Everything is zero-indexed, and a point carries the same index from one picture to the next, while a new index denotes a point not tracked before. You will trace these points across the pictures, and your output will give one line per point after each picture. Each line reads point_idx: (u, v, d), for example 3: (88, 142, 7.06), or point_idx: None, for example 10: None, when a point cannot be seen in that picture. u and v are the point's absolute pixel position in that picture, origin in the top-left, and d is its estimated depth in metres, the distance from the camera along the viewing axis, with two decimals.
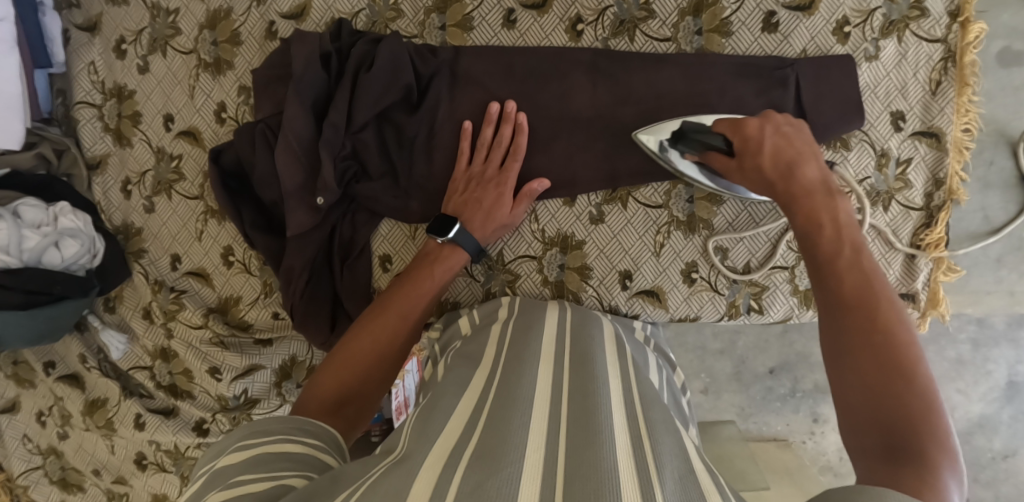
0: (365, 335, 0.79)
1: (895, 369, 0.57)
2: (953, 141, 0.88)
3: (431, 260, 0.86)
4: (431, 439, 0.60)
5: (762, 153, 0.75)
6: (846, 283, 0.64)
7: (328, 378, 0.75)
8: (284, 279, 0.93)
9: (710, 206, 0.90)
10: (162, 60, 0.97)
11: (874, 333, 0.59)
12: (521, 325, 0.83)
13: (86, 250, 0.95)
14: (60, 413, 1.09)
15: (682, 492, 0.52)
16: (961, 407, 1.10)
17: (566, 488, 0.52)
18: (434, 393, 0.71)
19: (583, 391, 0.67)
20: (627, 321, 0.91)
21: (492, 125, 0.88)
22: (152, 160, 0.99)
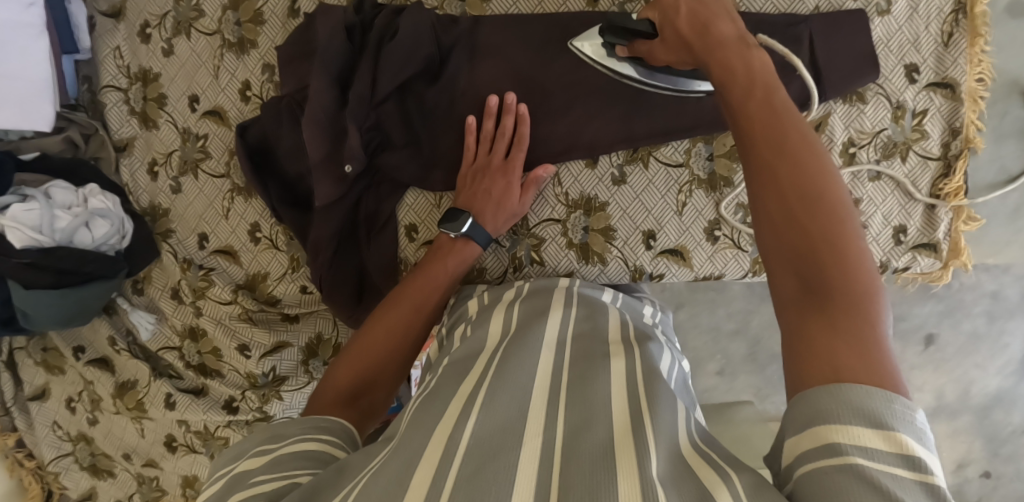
0: (377, 328, 0.82)
1: (826, 249, 0.53)
2: (967, 91, 0.89)
3: (440, 253, 0.89)
4: (431, 425, 0.61)
5: (680, 19, 0.69)
6: (765, 147, 0.57)
7: (341, 369, 0.78)
8: (311, 251, 0.95)
9: (729, 164, 0.91)
10: (187, 42, 0.99)
11: (786, 174, 0.56)
12: (529, 310, 0.83)
13: (115, 230, 0.96)
14: (89, 398, 1.09)
15: (672, 469, 0.53)
16: (979, 382, 1.13)
17: (563, 470, 0.54)
18: (438, 378, 0.71)
19: (583, 375, 0.68)
20: (636, 306, 0.92)
21: (494, 117, 0.90)
22: (178, 141, 1.01)
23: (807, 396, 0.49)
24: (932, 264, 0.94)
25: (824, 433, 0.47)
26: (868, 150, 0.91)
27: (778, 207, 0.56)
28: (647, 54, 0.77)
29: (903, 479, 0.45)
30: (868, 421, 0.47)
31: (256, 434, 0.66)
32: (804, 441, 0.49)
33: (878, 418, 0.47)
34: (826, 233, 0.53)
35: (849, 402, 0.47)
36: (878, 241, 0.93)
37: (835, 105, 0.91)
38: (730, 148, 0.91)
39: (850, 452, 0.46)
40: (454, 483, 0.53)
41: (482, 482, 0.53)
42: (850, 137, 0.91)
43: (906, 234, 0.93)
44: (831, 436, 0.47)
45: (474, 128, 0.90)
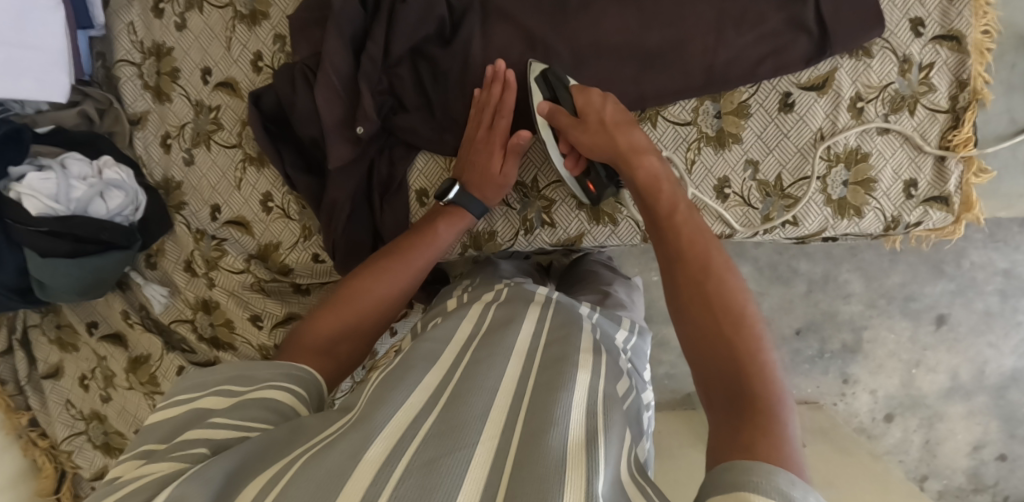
0: (361, 284, 0.83)
1: (739, 358, 0.63)
2: (973, 42, 0.90)
3: (432, 219, 0.90)
4: (389, 410, 0.60)
5: (602, 124, 0.86)
6: (686, 280, 0.71)
7: (321, 322, 0.78)
8: (326, 215, 0.95)
9: (737, 121, 0.92)
10: (199, 16, 1.01)
11: (706, 285, 0.69)
12: (501, 318, 0.79)
13: (130, 201, 0.98)
14: (102, 375, 1.08)
15: (610, 492, 0.53)
16: (986, 360, 1.42)
17: (516, 469, 0.54)
18: (395, 366, 0.70)
19: (554, 379, 0.66)
20: (610, 331, 0.87)
21: (486, 86, 0.90)
22: (190, 113, 1.02)
23: (725, 472, 0.53)
24: (944, 218, 0.93)
25: (743, 494, 0.50)
26: (876, 105, 0.92)
27: (698, 328, 0.67)
28: (567, 125, 0.87)
29: None
30: (780, 495, 0.50)
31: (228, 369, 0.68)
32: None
33: (785, 491, 0.50)
34: (739, 334, 0.64)
35: (767, 477, 0.51)
36: (889, 195, 0.93)
37: (841, 60, 0.91)
38: (738, 105, 0.92)
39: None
40: (407, 468, 0.53)
41: (434, 471, 0.53)
42: (858, 92, 0.91)
43: (916, 188, 0.93)
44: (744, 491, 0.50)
45: (474, 99, 0.91)
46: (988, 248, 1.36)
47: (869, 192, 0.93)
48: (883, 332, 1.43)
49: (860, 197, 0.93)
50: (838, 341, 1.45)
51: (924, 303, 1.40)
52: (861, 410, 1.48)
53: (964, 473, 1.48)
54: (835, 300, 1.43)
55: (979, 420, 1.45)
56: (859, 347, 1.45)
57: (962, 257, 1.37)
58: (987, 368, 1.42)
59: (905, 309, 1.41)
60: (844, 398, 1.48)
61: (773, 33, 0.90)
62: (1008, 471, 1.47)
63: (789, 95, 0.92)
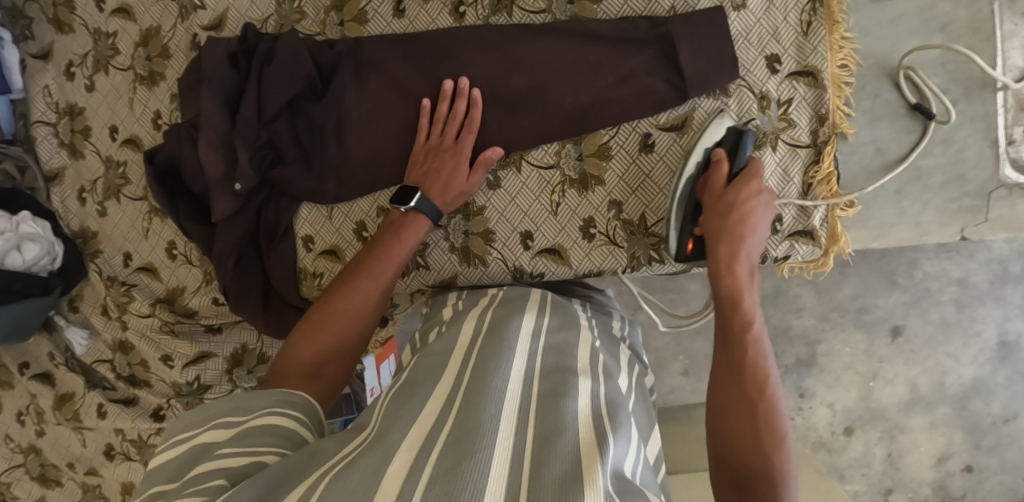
0: (337, 305, 0.84)
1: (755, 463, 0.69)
2: (830, 77, 0.90)
3: (395, 231, 0.90)
4: (405, 426, 0.64)
5: (731, 209, 0.83)
6: (738, 391, 0.73)
7: (305, 342, 0.82)
8: (215, 261, 1.01)
9: (599, 163, 0.94)
10: (106, 78, 1.08)
11: (760, 405, 0.72)
12: (497, 318, 0.85)
13: (45, 252, 1.05)
14: (35, 411, 1.17)
15: (620, 486, 0.56)
16: (954, 370, 1.40)
17: (537, 472, 0.56)
18: (407, 379, 0.75)
19: (553, 393, 0.69)
20: (607, 321, 0.97)
21: (448, 100, 0.92)
22: (102, 168, 1.10)
23: None
24: (812, 251, 0.94)
25: None
26: None
27: (732, 429, 0.72)
28: (714, 186, 0.86)
29: None
30: None
31: (224, 406, 0.70)
32: None
33: None
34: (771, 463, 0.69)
35: None
36: None
37: (700, 100, 0.92)
38: (600, 147, 0.94)
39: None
40: (429, 478, 0.55)
41: (457, 475, 0.54)
42: None
43: (781, 223, 0.93)
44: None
45: (428, 110, 0.93)
46: (942, 258, 1.37)
47: None
48: (840, 345, 1.45)
49: None
50: (792, 355, 1.47)
51: (878, 315, 1.41)
52: (819, 423, 1.47)
53: (931, 486, 1.45)
54: (786, 314, 1.46)
55: (942, 432, 1.42)
56: (814, 361, 1.46)
57: (915, 268, 1.38)
58: (947, 379, 1.41)
59: (859, 321, 1.42)
60: (801, 412, 1.49)
61: (629, 75, 0.91)
62: (975, 482, 1.43)
63: (649, 136, 0.93)
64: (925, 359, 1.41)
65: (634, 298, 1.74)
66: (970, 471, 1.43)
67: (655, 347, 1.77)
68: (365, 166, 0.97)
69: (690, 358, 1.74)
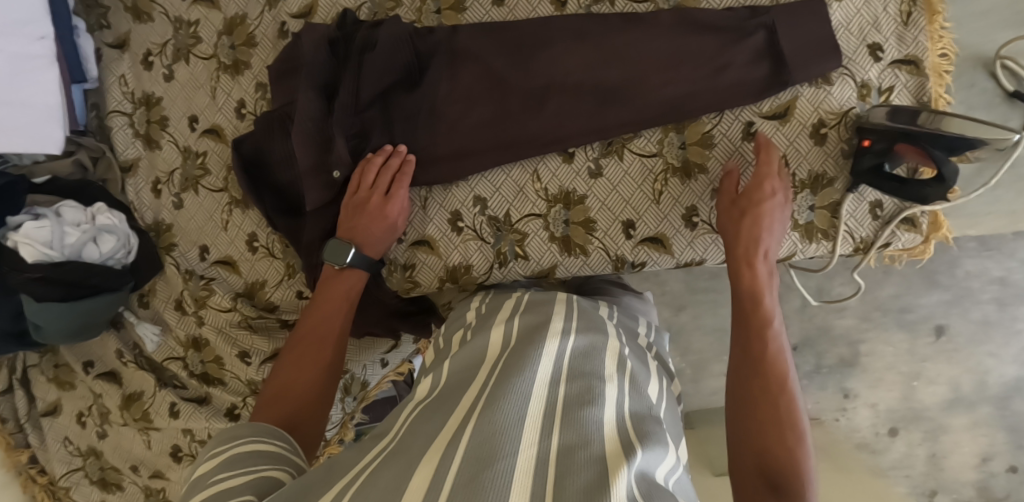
0: (301, 356, 0.88)
1: (775, 458, 0.73)
2: (932, 66, 0.91)
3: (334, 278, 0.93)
4: (425, 438, 0.64)
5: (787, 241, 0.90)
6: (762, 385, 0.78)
7: (271, 405, 0.83)
8: (305, 252, 0.99)
9: (702, 151, 0.94)
10: (186, 67, 1.06)
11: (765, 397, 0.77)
12: (529, 325, 0.81)
13: (121, 245, 1.02)
14: (99, 412, 1.12)
15: (644, 484, 0.58)
16: (994, 370, 1.40)
17: (557, 491, 0.56)
18: (438, 392, 0.74)
19: (580, 398, 0.68)
20: (631, 325, 0.92)
21: (384, 155, 0.95)
22: (179, 159, 1.07)
23: None
24: (913, 239, 0.94)
25: None
26: (838, 130, 0.93)
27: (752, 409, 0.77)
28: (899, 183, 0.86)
29: None
30: None
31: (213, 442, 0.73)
32: None
33: None
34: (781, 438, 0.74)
35: None
36: (855, 217, 0.94)
37: (802, 89, 0.93)
38: (703, 135, 0.94)
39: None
40: (449, 493, 0.56)
41: (478, 490, 0.56)
42: (819, 118, 0.93)
43: (881, 209, 0.93)
44: None
45: (366, 164, 0.95)
46: (981, 257, 1.37)
47: (835, 215, 0.94)
48: (882, 345, 1.45)
49: (827, 221, 0.94)
50: (836, 355, 1.48)
51: (919, 314, 1.42)
52: (862, 425, 1.48)
53: (974, 487, 1.44)
54: (829, 315, 1.47)
55: (984, 432, 1.42)
56: (856, 361, 1.47)
57: (956, 267, 1.38)
58: (989, 378, 1.41)
59: (902, 320, 1.43)
60: (845, 413, 1.50)
61: (727, 64, 0.91)
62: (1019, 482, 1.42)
63: (752, 124, 0.94)
64: (968, 358, 1.41)
65: (676, 298, 1.67)
66: (1014, 471, 1.42)
67: (697, 347, 1.69)
68: (454, 155, 0.96)
69: None
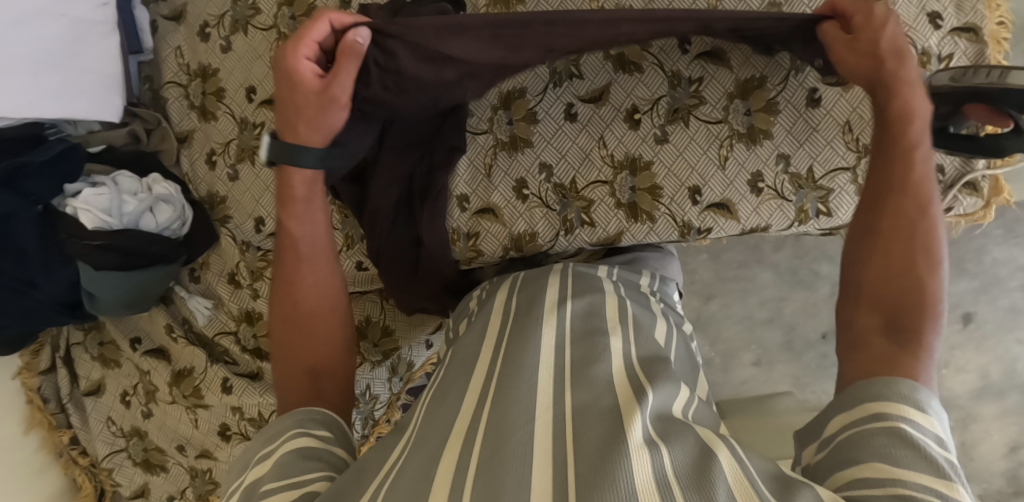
0: (288, 291, 0.80)
1: (905, 303, 0.65)
2: (990, 33, 0.94)
3: (284, 182, 0.80)
4: (448, 419, 0.62)
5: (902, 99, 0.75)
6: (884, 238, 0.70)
7: (289, 362, 0.77)
8: (370, 223, 0.99)
9: (767, 117, 0.94)
10: (243, 38, 1.04)
11: (889, 246, 0.69)
12: (525, 302, 0.78)
13: (177, 215, 1.00)
14: (145, 390, 1.11)
15: (662, 428, 0.56)
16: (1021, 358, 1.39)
17: (576, 446, 0.53)
18: (445, 377, 0.72)
19: (588, 356, 0.65)
20: (633, 279, 0.89)
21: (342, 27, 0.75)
22: (235, 130, 1.05)
23: (867, 386, 0.58)
24: (974, 203, 0.96)
25: (868, 406, 0.57)
26: None
27: (884, 270, 0.68)
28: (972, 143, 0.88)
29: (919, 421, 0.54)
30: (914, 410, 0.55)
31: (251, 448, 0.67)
32: (855, 414, 0.58)
33: (916, 398, 0.56)
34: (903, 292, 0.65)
35: (897, 388, 0.57)
36: None
37: None
38: (768, 101, 0.94)
39: (896, 419, 0.55)
40: (476, 468, 0.53)
41: (502, 461, 0.52)
42: None
43: (944, 173, 0.95)
44: (873, 389, 0.58)
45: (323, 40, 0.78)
46: (1008, 245, 1.33)
47: None
48: None
49: None
50: None
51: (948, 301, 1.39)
52: None
53: (1003, 477, 1.45)
54: None
55: (1013, 420, 1.42)
56: None
57: (983, 254, 1.35)
58: (1018, 366, 1.40)
59: None
60: None
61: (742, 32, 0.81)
62: None
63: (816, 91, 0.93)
64: (995, 345, 1.39)
65: (705, 287, 1.59)
66: None
67: (725, 337, 1.61)
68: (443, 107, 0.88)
69: (761, 348, 1.59)
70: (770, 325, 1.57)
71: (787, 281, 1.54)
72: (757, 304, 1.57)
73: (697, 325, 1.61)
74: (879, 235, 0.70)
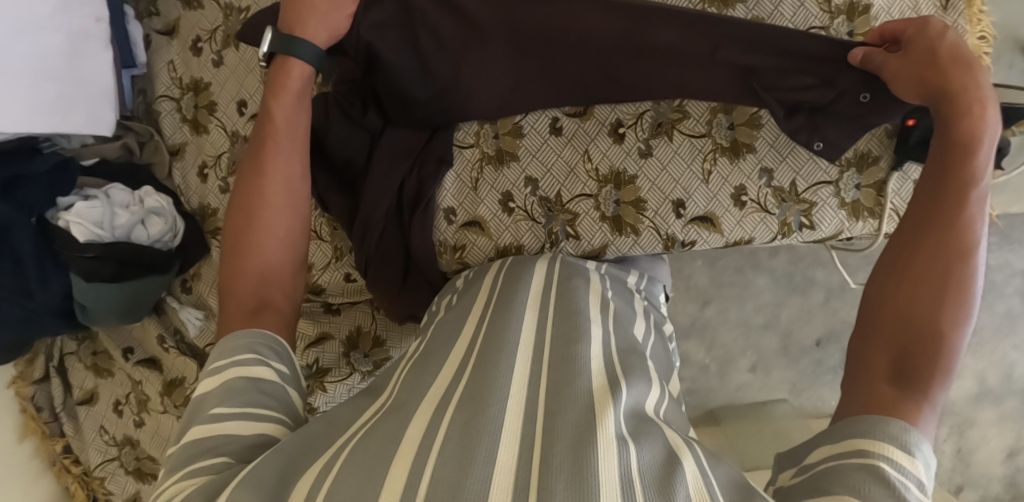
0: (250, 205, 0.76)
1: (918, 334, 0.64)
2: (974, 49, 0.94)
3: (273, 83, 0.82)
4: (423, 387, 0.62)
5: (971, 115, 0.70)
6: (913, 266, 0.68)
7: (236, 274, 0.74)
8: (360, 232, 1.00)
9: (750, 131, 0.95)
10: (236, 53, 1.05)
11: (918, 283, 0.67)
12: (507, 289, 0.79)
13: (169, 228, 1.02)
14: (137, 399, 1.13)
15: (632, 425, 0.56)
16: (1017, 363, 1.41)
17: (548, 423, 0.55)
18: (424, 350, 0.72)
19: (566, 339, 0.67)
20: (619, 275, 0.91)
21: None
22: (227, 143, 1.06)
23: (857, 423, 0.59)
24: None
25: (854, 443, 0.57)
26: None
27: (905, 303, 0.66)
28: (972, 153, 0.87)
29: (894, 459, 0.55)
30: (896, 454, 0.55)
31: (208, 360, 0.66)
32: (840, 447, 0.58)
33: (904, 442, 0.56)
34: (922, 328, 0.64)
35: (881, 428, 0.57)
36: (900, 194, 0.95)
37: None
38: (751, 115, 0.94)
39: (876, 457, 0.55)
40: (447, 437, 0.53)
41: (474, 431, 0.53)
42: None
43: None
44: (866, 427, 0.58)
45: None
46: (1004, 250, 1.39)
47: (880, 194, 0.95)
48: None
49: (873, 199, 0.95)
50: None
51: None
52: None
53: (1001, 482, 1.42)
54: None
55: (1012, 425, 1.42)
56: None
57: None
58: (1015, 371, 1.41)
59: None
60: None
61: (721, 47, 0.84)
62: None
63: None
64: (991, 351, 1.41)
65: (701, 293, 1.58)
66: None
67: (721, 343, 1.59)
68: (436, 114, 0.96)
69: (758, 354, 1.58)
70: (766, 331, 1.57)
71: (782, 286, 1.56)
72: (754, 310, 1.57)
73: (694, 332, 1.60)
74: (909, 269, 0.68)
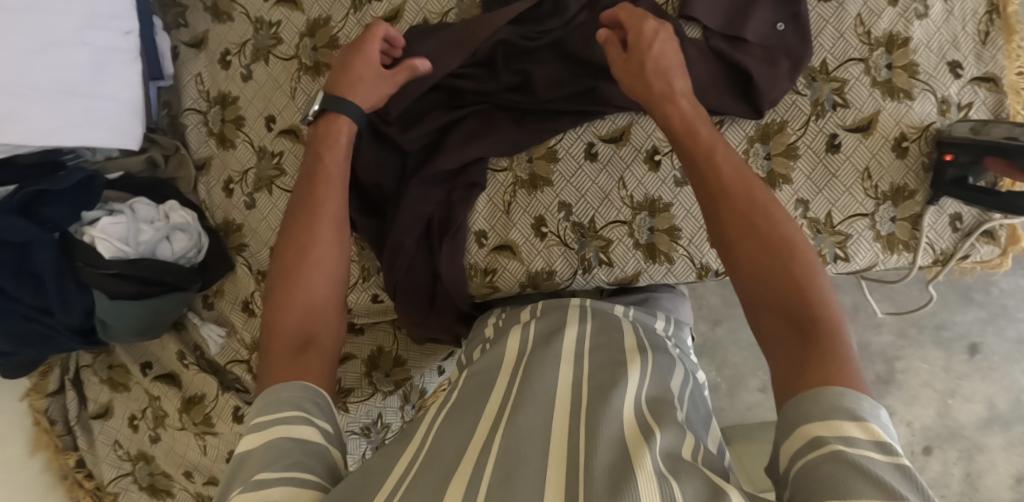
0: (304, 236, 0.75)
1: (806, 313, 0.58)
2: (1010, 84, 0.94)
3: (325, 134, 0.83)
4: (450, 441, 0.60)
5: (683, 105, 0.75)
6: (749, 252, 0.63)
7: (280, 308, 0.71)
8: (389, 255, 0.98)
9: (786, 162, 0.97)
10: (265, 67, 1.05)
11: (773, 270, 0.61)
12: (546, 329, 0.77)
13: (193, 244, 1.01)
14: (154, 415, 1.11)
15: (670, 464, 0.54)
16: None
17: (588, 474, 0.53)
18: (456, 400, 0.69)
19: (603, 381, 0.65)
20: (649, 322, 0.86)
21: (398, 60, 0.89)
22: (254, 159, 1.05)
23: (801, 404, 0.53)
24: (991, 252, 0.96)
25: (805, 431, 0.52)
26: (920, 144, 0.94)
27: (768, 287, 0.61)
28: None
29: (859, 438, 0.50)
30: (857, 428, 0.50)
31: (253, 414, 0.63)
32: (795, 440, 0.52)
33: (854, 412, 0.51)
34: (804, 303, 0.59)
35: (823, 404, 0.52)
36: (935, 229, 0.95)
37: (884, 103, 0.95)
38: (788, 146, 0.96)
39: (830, 441, 0.50)
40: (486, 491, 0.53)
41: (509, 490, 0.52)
42: (901, 132, 0.95)
43: (961, 221, 0.95)
44: (815, 413, 0.52)
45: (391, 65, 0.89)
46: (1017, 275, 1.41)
47: (916, 228, 0.95)
48: (917, 362, 1.42)
49: (909, 232, 0.95)
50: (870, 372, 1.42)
51: (955, 332, 1.41)
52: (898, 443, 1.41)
53: None
54: (865, 331, 1.43)
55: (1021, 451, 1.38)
56: (892, 378, 1.42)
57: (990, 284, 1.41)
58: None
59: (937, 337, 1.42)
60: None
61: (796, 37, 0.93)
62: None
63: (836, 136, 0.96)
64: (1002, 376, 1.40)
65: (713, 312, 1.58)
66: None
67: (733, 363, 1.57)
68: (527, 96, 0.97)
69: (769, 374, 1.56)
70: None
71: None
72: None
73: (705, 352, 1.59)
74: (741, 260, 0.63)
